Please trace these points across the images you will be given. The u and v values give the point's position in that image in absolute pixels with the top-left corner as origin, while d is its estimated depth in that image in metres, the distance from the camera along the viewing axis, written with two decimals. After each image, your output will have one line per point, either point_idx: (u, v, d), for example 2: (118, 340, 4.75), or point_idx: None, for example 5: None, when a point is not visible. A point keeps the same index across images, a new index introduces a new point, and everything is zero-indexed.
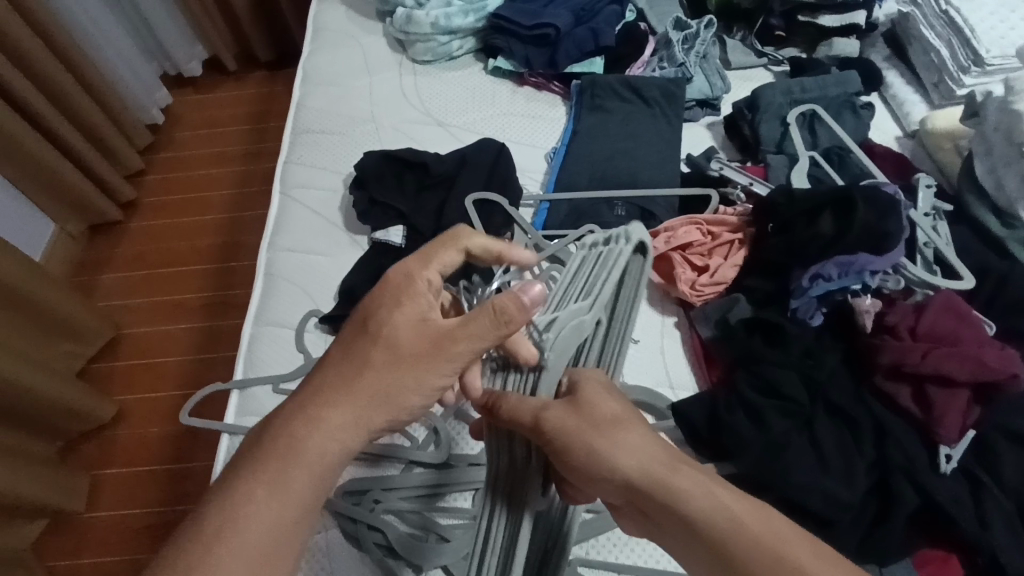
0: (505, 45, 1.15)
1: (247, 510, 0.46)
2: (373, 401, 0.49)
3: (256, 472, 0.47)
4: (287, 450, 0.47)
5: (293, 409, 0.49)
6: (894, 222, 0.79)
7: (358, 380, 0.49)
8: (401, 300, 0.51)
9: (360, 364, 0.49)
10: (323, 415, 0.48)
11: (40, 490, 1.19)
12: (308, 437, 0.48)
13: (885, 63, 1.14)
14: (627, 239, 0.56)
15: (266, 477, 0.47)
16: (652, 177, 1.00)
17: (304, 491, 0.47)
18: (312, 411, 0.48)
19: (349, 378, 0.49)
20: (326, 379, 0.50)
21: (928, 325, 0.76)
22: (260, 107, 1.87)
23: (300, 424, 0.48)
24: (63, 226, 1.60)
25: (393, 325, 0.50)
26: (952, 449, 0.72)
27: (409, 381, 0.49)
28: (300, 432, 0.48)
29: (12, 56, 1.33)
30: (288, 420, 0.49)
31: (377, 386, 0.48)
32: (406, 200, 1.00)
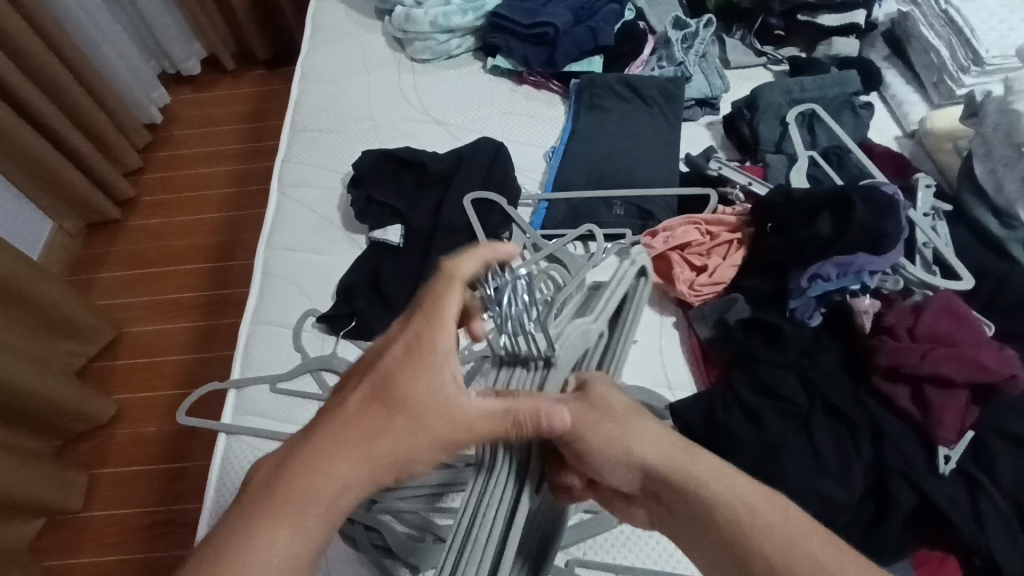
0: (504, 43, 1.15)
1: (254, 564, 0.39)
2: (388, 461, 0.43)
3: (267, 517, 0.40)
4: (286, 511, 0.41)
5: (297, 460, 0.42)
6: (892, 222, 0.79)
7: (379, 431, 0.44)
8: (423, 359, 0.45)
9: (378, 413, 0.44)
10: (331, 467, 0.42)
11: (37, 488, 1.19)
12: (311, 493, 0.41)
13: (885, 62, 1.14)
14: (632, 260, 0.63)
15: (276, 528, 0.40)
16: (650, 177, 1.00)
17: (300, 565, 0.40)
18: (319, 462, 0.42)
19: (365, 427, 0.44)
20: (343, 427, 0.44)
21: (926, 326, 0.76)
22: (258, 106, 1.87)
23: (314, 470, 0.42)
24: (61, 224, 1.60)
25: (407, 381, 0.45)
26: (949, 450, 0.72)
27: (422, 454, 0.44)
28: (302, 486, 0.41)
29: (12, 55, 1.33)
30: (287, 474, 0.42)
31: (397, 450, 0.44)
32: (404, 198, 0.99)
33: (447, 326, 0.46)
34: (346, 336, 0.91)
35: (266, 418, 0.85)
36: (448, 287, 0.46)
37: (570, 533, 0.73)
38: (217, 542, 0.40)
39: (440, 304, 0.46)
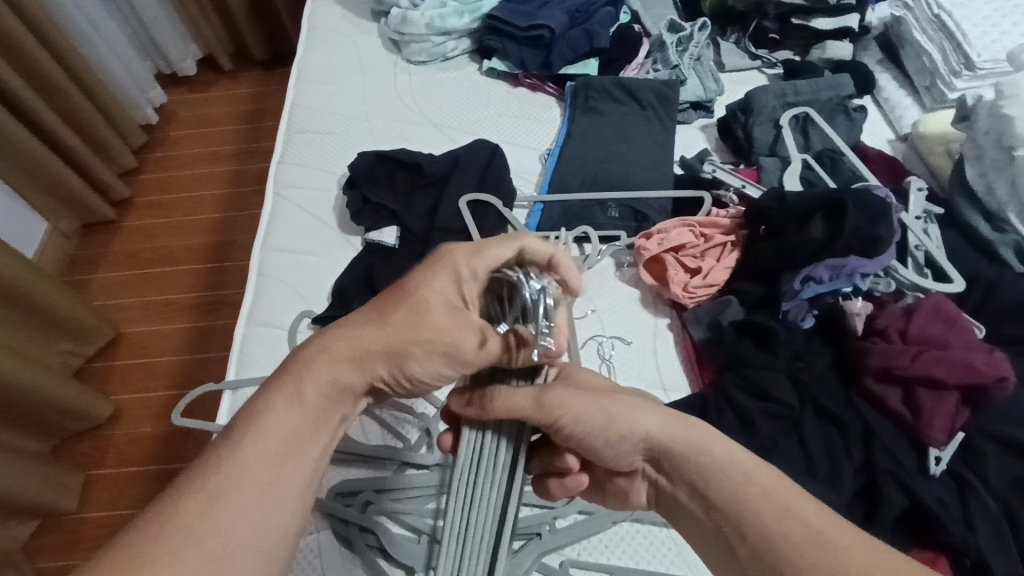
0: (500, 46, 1.15)
1: (266, 421, 0.50)
2: (373, 349, 0.53)
3: (275, 390, 0.51)
4: (293, 386, 0.51)
5: (304, 354, 0.53)
6: (883, 225, 0.80)
7: (371, 325, 0.54)
8: (430, 267, 0.55)
9: (378, 315, 0.54)
10: (329, 350, 0.53)
11: (31, 489, 1.19)
12: (313, 373, 0.52)
13: (878, 66, 1.15)
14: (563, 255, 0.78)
15: (281, 398, 0.51)
16: (645, 179, 1.00)
17: (305, 423, 0.51)
18: (318, 352, 0.53)
19: (359, 322, 0.54)
20: (338, 325, 0.55)
21: (917, 328, 0.77)
22: (255, 106, 1.87)
23: (310, 355, 0.53)
24: (56, 224, 1.59)
25: (429, 289, 0.55)
26: (940, 451, 0.73)
27: (419, 349, 0.53)
28: (305, 368, 0.52)
29: (11, 58, 1.33)
30: (297, 362, 0.53)
31: (385, 335, 0.53)
32: (399, 200, 1.00)
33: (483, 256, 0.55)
34: None
35: None
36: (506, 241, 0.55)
37: (564, 534, 0.73)
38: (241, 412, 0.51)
39: (491, 246, 0.55)
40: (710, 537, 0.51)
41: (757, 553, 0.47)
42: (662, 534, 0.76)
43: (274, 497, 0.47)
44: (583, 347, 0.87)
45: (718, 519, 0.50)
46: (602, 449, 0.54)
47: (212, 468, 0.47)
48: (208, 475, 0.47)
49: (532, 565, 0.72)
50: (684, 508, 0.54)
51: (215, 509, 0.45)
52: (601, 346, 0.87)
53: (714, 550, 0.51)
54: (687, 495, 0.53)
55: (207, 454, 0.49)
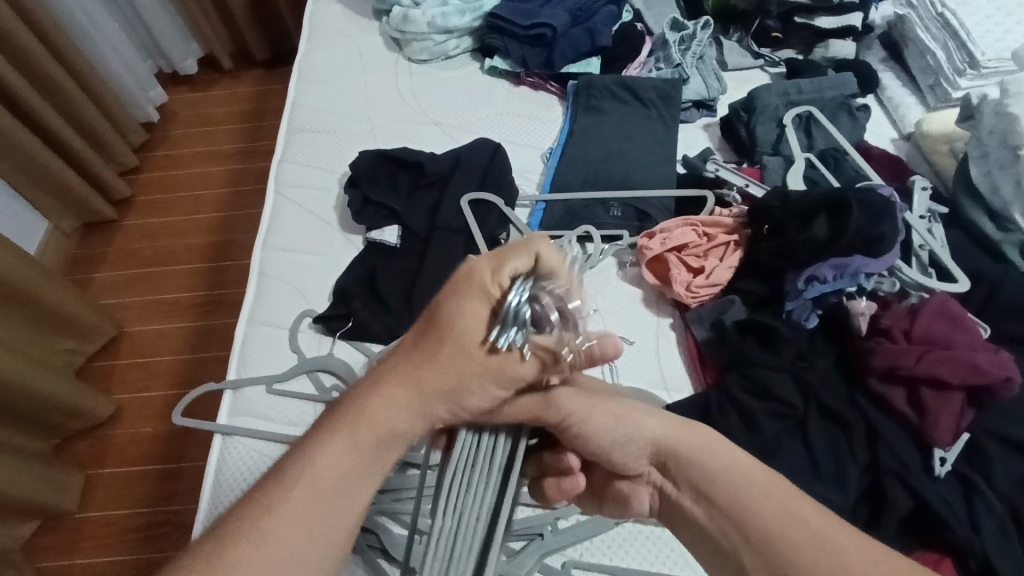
0: (501, 45, 1.15)
1: (316, 463, 0.43)
2: (433, 391, 0.43)
3: (331, 428, 0.44)
4: (349, 424, 0.44)
5: (361, 392, 0.45)
6: (888, 224, 0.79)
7: (430, 360, 0.43)
8: (463, 291, 0.41)
9: (428, 346, 0.43)
10: (389, 388, 0.44)
11: (32, 488, 1.19)
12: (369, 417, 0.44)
13: (881, 65, 1.14)
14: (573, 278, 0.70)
15: (335, 439, 0.44)
16: (647, 179, 1.00)
17: (357, 469, 0.43)
18: (375, 389, 0.44)
19: (418, 355, 0.44)
20: (398, 355, 0.45)
21: (921, 328, 0.76)
22: (256, 105, 1.87)
23: (369, 390, 0.45)
24: (57, 223, 1.59)
25: (466, 316, 0.41)
26: (945, 452, 0.72)
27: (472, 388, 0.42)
28: (361, 410, 0.44)
29: (12, 57, 1.33)
30: (351, 402, 0.45)
31: (441, 373, 0.43)
32: (401, 200, 1.00)
33: (505, 275, 0.39)
34: (343, 337, 0.91)
35: (264, 419, 0.84)
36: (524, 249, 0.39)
37: (567, 534, 0.73)
38: (293, 449, 0.45)
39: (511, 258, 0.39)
40: (716, 540, 0.50)
41: (762, 555, 0.47)
42: (664, 536, 0.75)
43: (320, 550, 0.41)
44: None
45: (724, 522, 0.49)
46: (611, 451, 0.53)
47: (257, 513, 0.41)
48: (253, 522, 0.41)
49: (533, 565, 0.71)
50: (688, 511, 0.53)
51: (258, 560, 0.39)
52: None
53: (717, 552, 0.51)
54: (691, 498, 0.52)
55: (250, 498, 0.42)
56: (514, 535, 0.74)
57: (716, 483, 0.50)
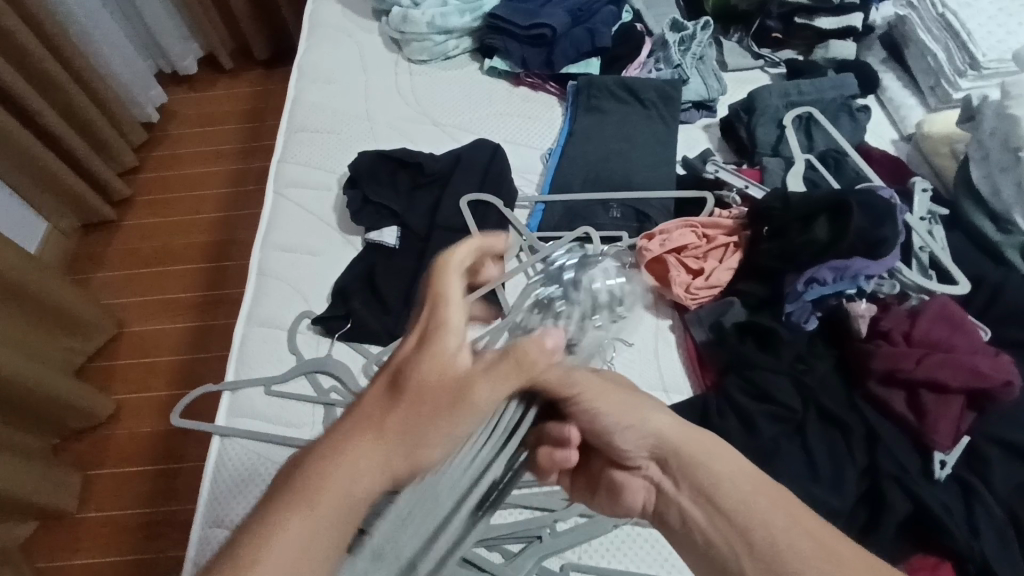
0: (501, 45, 1.14)
1: (263, 553, 0.36)
2: (404, 439, 0.40)
3: (279, 508, 0.37)
4: (305, 500, 0.38)
5: (316, 458, 0.39)
6: (889, 227, 0.79)
7: (398, 407, 0.40)
8: (431, 339, 0.40)
9: (394, 397, 0.40)
10: (350, 448, 0.39)
11: (30, 489, 1.18)
12: (335, 480, 0.38)
13: (882, 66, 1.14)
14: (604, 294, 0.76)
15: (288, 520, 0.37)
16: (647, 180, 1.00)
17: (316, 553, 0.37)
18: (336, 451, 0.39)
19: (383, 407, 0.40)
20: (356, 412, 0.40)
21: (922, 331, 0.76)
22: (256, 105, 1.86)
23: (324, 456, 0.39)
24: (56, 223, 1.59)
25: (427, 368, 0.40)
26: (945, 456, 0.72)
27: (439, 437, 0.40)
28: (325, 475, 0.38)
29: (12, 56, 1.33)
30: (305, 468, 0.39)
31: (410, 425, 0.40)
32: (401, 200, 0.99)
33: (450, 309, 0.40)
34: (342, 339, 0.91)
35: (262, 419, 0.84)
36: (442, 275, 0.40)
37: (564, 538, 0.73)
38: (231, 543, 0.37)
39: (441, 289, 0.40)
40: (717, 546, 0.51)
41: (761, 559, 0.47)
42: (662, 537, 0.75)
43: None
44: None
45: (725, 526, 0.50)
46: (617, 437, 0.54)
47: None
48: None
49: (532, 568, 0.72)
50: (690, 521, 0.53)
51: None
52: None
53: (715, 555, 0.51)
54: (692, 500, 0.53)
55: None
56: (512, 537, 0.74)
57: (722, 487, 0.52)
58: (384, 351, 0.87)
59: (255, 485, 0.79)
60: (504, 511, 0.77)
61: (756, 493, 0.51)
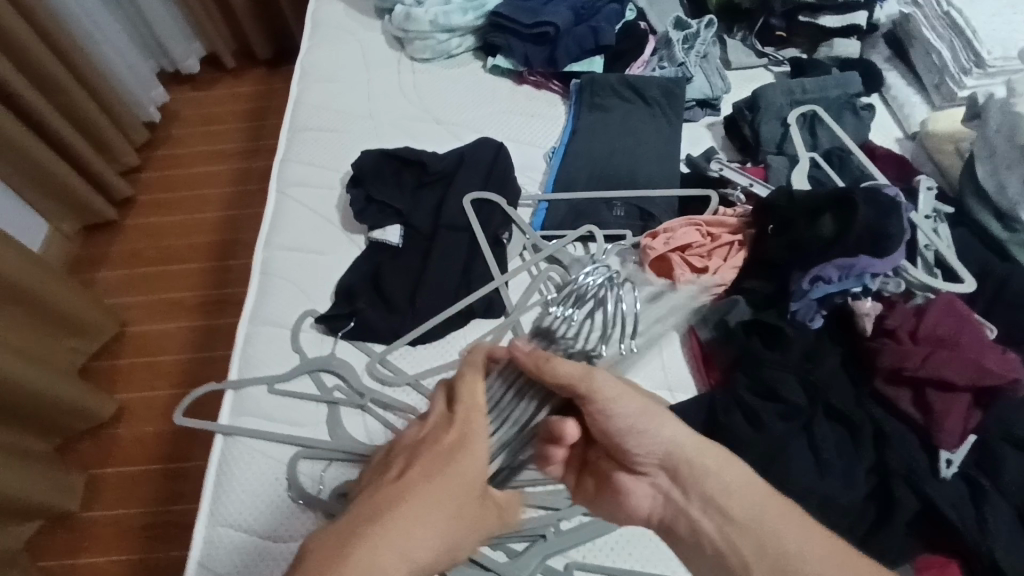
0: (504, 44, 1.14)
1: None
2: (440, 531, 0.53)
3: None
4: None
5: (393, 522, 0.51)
6: (896, 223, 0.79)
7: (449, 495, 0.54)
8: (459, 452, 0.55)
9: (431, 496, 0.54)
10: (403, 539, 0.51)
11: (34, 489, 1.18)
12: (412, 553, 0.51)
13: (886, 64, 1.14)
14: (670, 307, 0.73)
15: None
16: (651, 178, 0.99)
17: None
18: (391, 541, 0.51)
19: (426, 504, 0.53)
20: (402, 510, 0.52)
21: (929, 328, 0.76)
22: (258, 104, 1.86)
23: (383, 544, 0.50)
24: (58, 225, 1.58)
25: (463, 471, 0.55)
26: (951, 454, 0.72)
27: (465, 531, 0.54)
28: (402, 545, 0.51)
29: (14, 56, 1.33)
30: (378, 538, 0.50)
31: (447, 520, 0.53)
32: (404, 198, 0.99)
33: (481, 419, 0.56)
34: (345, 337, 0.90)
35: (265, 419, 0.84)
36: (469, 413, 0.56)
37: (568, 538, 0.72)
38: None
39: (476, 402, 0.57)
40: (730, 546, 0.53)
41: None
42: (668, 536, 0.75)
43: None
44: None
45: (734, 534, 0.53)
46: (627, 433, 0.56)
47: None
48: None
49: (536, 566, 0.72)
50: (700, 533, 0.56)
51: None
52: None
53: None
54: (701, 510, 0.56)
55: None
56: (517, 536, 0.74)
57: (732, 496, 0.55)
58: (388, 350, 0.87)
59: (259, 482, 0.79)
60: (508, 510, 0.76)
61: (764, 506, 0.54)
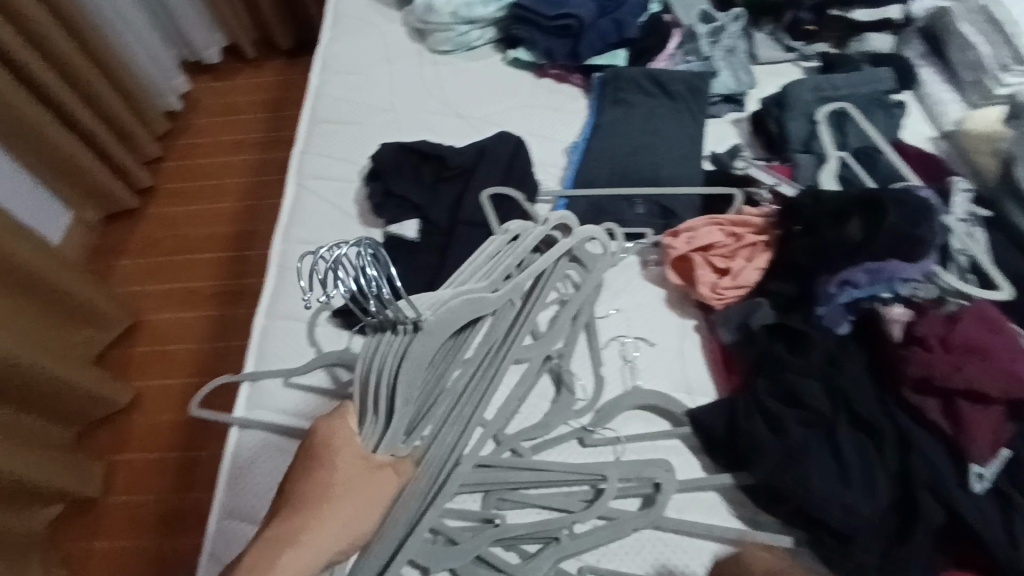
0: (526, 36, 1.12)
1: None
2: (337, 509, 0.51)
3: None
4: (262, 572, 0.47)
5: (285, 516, 0.50)
6: (926, 228, 0.75)
7: (330, 482, 0.52)
8: (328, 446, 0.53)
9: (307, 499, 0.51)
10: (294, 530, 0.49)
11: (59, 477, 1.20)
12: (301, 538, 0.49)
13: (921, 60, 1.10)
14: (547, 223, 0.73)
15: None
16: (674, 175, 0.97)
17: None
18: (282, 533, 0.49)
19: (309, 498, 0.51)
20: (290, 506, 0.51)
21: (960, 336, 0.72)
22: (278, 95, 1.87)
23: (275, 543, 0.48)
24: (80, 214, 1.60)
25: (340, 465, 0.52)
26: (983, 468, 0.68)
27: (361, 510, 0.52)
28: (289, 536, 0.49)
29: (41, 48, 1.34)
30: (269, 541, 0.49)
31: (339, 504, 0.51)
32: (422, 192, 0.98)
33: (343, 433, 0.54)
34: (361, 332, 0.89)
35: (280, 411, 0.84)
36: (334, 423, 0.55)
37: (582, 543, 0.71)
38: None
39: (334, 437, 0.54)
40: None
41: None
42: (685, 543, 0.74)
43: None
44: (606, 346, 0.88)
45: None
46: None
47: None
48: None
49: (550, 568, 0.71)
50: None
51: None
52: (624, 348, 0.87)
53: None
54: None
55: None
56: (530, 538, 0.73)
57: None
58: None
59: (274, 479, 0.79)
60: (523, 511, 0.77)
61: None
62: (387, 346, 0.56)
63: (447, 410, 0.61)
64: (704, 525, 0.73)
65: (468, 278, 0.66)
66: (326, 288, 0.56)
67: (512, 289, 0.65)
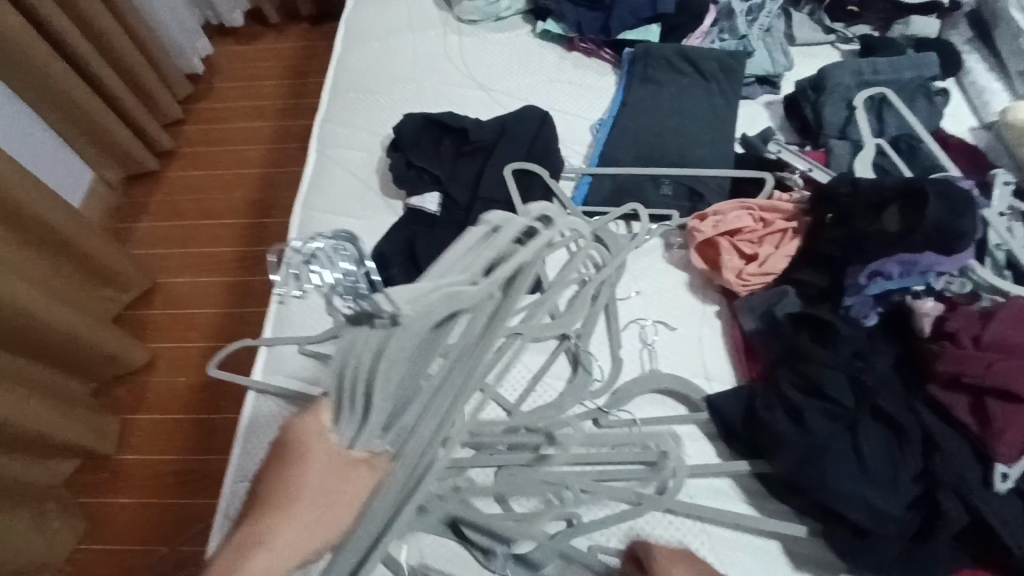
0: (555, 7, 1.09)
1: None
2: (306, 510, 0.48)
3: None
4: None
5: (254, 518, 0.48)
6: (970, 219, 0.71)
7: (299, 483, 0.48)
8: (299, 442, 0.49)
9: (277, 499, 0.48)
10: (262, 531, 0.47)
11: (76, 432, 1.23)
12: (267, 542, 0.47)
13: (966, 46, 1.05)
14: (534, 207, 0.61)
15: None
16: (702, 158, 0.95)
17: None
18: (251, 533, 0.47)
19: (278, 498, 0.48)
20: (261, 505, 0.49)
21: (995, 335, 0.70)
22: (300, 61, 1.84)
23: (243, 544, 0.47)
24: (101, 173, 1.61)
25: (310, 465, 0.49)
26: (1009, 468, 0.66)
27: (334, 511, 0.49)
28: (258, 537, 0.47)
29: (67, 6, 1.33)
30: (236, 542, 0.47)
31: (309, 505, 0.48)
32: (444, 165, 0.97)
33: (315, 428, 0.50)
34: None
35: (296, 377, 0.84)
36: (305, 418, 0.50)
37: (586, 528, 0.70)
38: None
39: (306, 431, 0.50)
40: None
41: None
42: (695, 528, 0.74)
43: None
44: (626, 329, 0.87)
45: None
46: None
47: None
48: None
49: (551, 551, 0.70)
50: None
51: None
52: (643, 331, 0.86)
53: None
54: None
55: None
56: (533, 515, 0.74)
57: None
58: None
59: None
60: None
61: None
62: (360, 343, 0.48)
63: (422, 413, 0.50)
64: (715, 511, 0.72)
65: (446, 263, 0.54)
66: (297, 284, 0.52)
67: (498, 279, 0.53)
